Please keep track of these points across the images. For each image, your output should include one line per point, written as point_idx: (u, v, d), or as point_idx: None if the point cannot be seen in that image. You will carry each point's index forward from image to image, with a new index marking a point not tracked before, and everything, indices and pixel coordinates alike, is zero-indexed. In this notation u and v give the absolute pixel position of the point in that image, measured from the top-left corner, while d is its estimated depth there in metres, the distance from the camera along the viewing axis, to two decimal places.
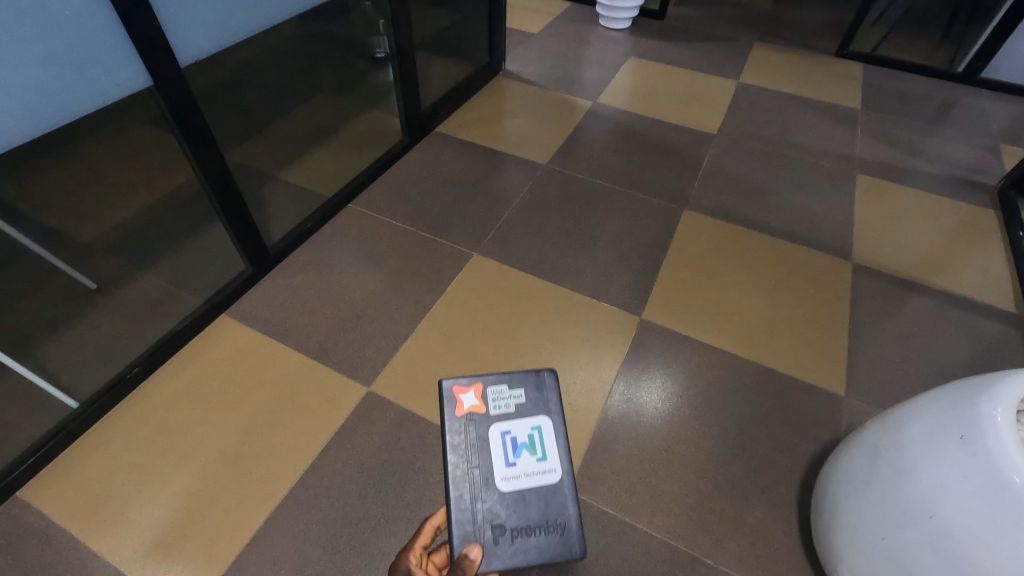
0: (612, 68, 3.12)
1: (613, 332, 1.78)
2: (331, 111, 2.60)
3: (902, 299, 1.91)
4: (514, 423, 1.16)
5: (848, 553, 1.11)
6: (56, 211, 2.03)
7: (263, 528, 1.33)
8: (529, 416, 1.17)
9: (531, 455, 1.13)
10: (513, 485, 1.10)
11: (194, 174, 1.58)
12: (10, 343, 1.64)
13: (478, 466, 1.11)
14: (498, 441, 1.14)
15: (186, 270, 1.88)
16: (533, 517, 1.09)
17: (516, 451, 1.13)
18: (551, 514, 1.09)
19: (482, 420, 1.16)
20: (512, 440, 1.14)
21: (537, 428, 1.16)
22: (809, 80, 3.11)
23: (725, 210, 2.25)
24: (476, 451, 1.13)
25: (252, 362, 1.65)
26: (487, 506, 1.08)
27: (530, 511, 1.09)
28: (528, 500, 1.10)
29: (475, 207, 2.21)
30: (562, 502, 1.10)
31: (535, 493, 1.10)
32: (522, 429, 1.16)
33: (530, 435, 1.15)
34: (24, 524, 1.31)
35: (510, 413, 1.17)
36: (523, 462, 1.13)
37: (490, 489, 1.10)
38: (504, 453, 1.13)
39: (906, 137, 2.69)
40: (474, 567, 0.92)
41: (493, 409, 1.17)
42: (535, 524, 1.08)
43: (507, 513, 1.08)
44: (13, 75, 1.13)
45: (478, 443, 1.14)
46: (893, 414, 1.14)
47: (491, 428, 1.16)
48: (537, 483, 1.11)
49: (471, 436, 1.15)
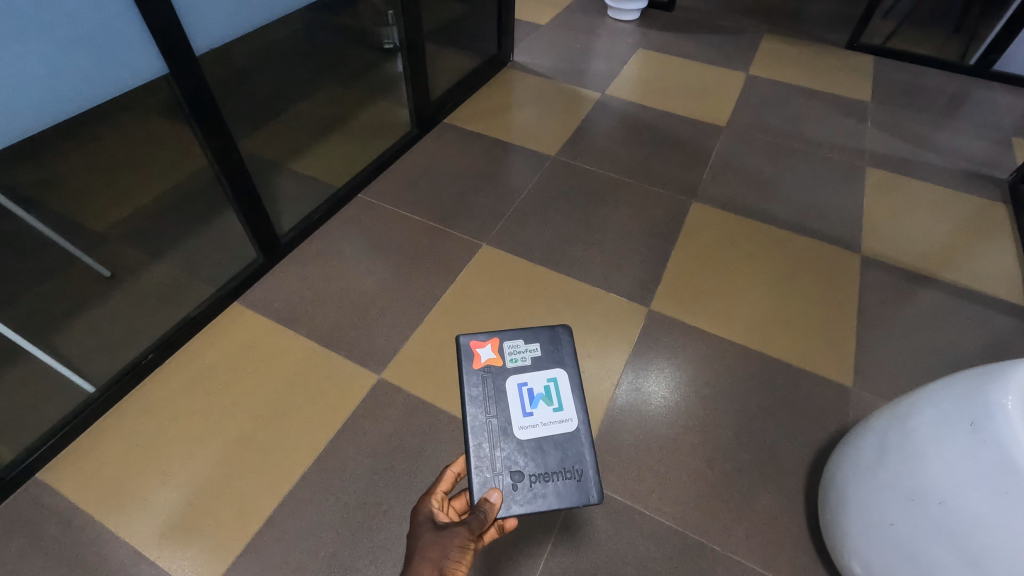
0: (620, 60, 3.11)
1: (621, 322, 1.79)
2: (341, 102, 2.62)
3: (911, 292, 1.91)
4: (529, 375, 1.24)
5: (856, 540, 1.11)
6: (70, 199, 2.05)
7: (277, 510, 1.35)
8: (545, 369, 1.25)
9: (548, 406, 1.20)
10: (530, 433, 1.17)
11: (208, 164, 1.60)
12: (28, 328, 1.67)
13: (496, 416, 1.18)
14: (515, 393, 1.21)
15: (199, 258, 1.90)
16: (551, 465, 1.15)
17: (533, 402, 1.21)
18: (569, 461, 1.15)
19: (499, 372, 1.24)
20: (528, 390, 1.22)
21: (553, 381, 1.24)
22: (819, 72, 3.09)
23: (734, 202, 2.25)
24: (493, 402, 1.20)
25: (265, 348, 1.67)
26: (506, 454, 1.14)
27: (548, 459, 1.15)
28: (545, 448, 1.16)
29: (484, 198, 2.22)
30: (579, 451, 1.16)
31: (552, 441, 1.17)
32: (539, 381, 1.23)
33: (546, 387, 1.23)
34: (43, 505, 1.34)
35: (527, 366, 1.25)
36: (541, 412, 1.19)
37: (508, 438, 1.16)
38: (521, 403, 1.19)
39: (917, 129, 2.68)
40: (494, 512, 0.98)
41: (509, 362, 1.25)
42: (553, 470, 1.14)
43: (525, 460, 1.14)
44: (30, 61, 1.15)
45: (496, 394, 1.21)
46: (901, 403, 1.15)
47: (508, 380, 1.23)
48: (555, 430, 1.18)
49: (488, 388, 1.22)
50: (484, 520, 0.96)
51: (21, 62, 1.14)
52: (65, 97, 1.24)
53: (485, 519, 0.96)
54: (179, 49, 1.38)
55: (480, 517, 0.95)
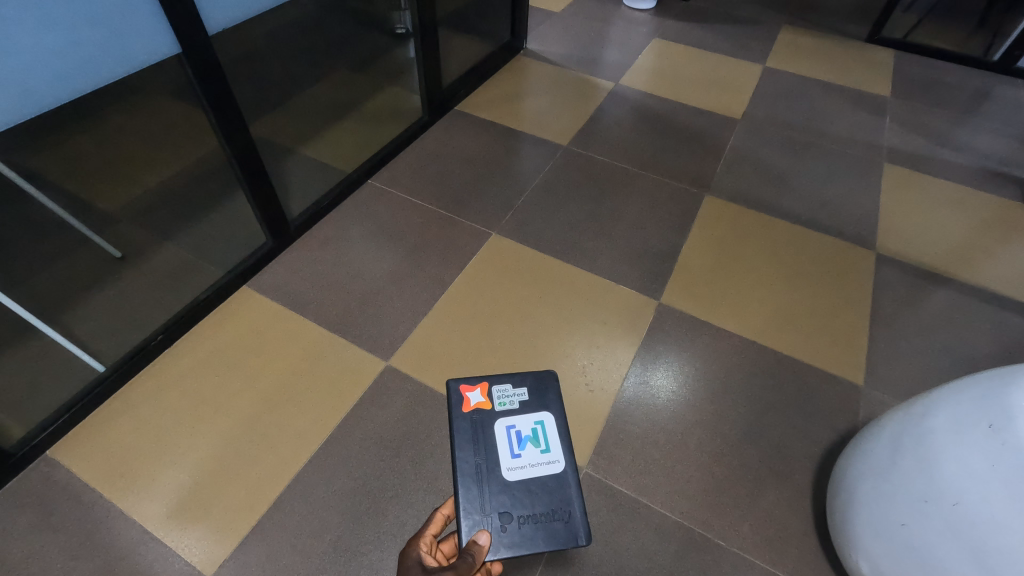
0: (635, 50, 3.06)
1: (631, 315, 1.78)
2: (351, 86, 2.60)
3: (927, 292, 1.88)
4: (517, 418, 1.29)
5: (866, 540, 1.10)
6: (80, 179, 2.05)
7: (283, 494, 1.36)
8: (532, 412, 1.30)
9: (536, 447, 1.25)
10: (517, 476, 1.20)
11: (218, 145, 1.59)
12: (39, 308, 1.68)
13: (484, 458, 1.22)
14: (502, 435, 1.25)
15: (209, 241, 1.90)
16: (539, 506, 1.18)
17: (521, 444, 1.25)
18: (557, 502, 1.19)
19: (488, 417, 1.28)
20: (516, 433, 1.26)
21: (540, 421, 1.29)
22: (837, 65, 3.03)
23: (747, 196, 2.21)
24: (480, 445, 1.24)
25: (273, 333, 1.67)
26: (494, 495, 1.17)
27: (537, 500, 1.18)
28: (534, 489, 1.19)
29: (494, 187, 2.20)
30: (566, 492, 1.20)
31: (539, 482, 1.20)
32: (526, 424, 1.28)
33: (533, 430, 1.28)
34: (53, 483, 1.35)
35: (515, 410, 1.30)
36: (527, 454, 1.23)
37: (495, 480, 1.19)
38: (509, 445, 1.24)
39: (936, 126, 2.63)
40: (482, 554, 0.95)
41: (498, 406, 1.30)
42: (541, 512, 1.17)
43: (514, 502, 1.17)
44: (42, 37, 1.13)
45: (484, 438, 1.25)
46: (915, 403, 1.13)
47: (496, 424, 1.27)
48: (543, 472, 1.22)
49: (477, 432, 1.26)
50: (472, 563, 0.92)
51: (33, 37, 1.12)
52: (76, 77, 1.22)
53: (473, 563, 0.93)
54: (192, 28, 1.37)
55: (468, 561, 0.92)
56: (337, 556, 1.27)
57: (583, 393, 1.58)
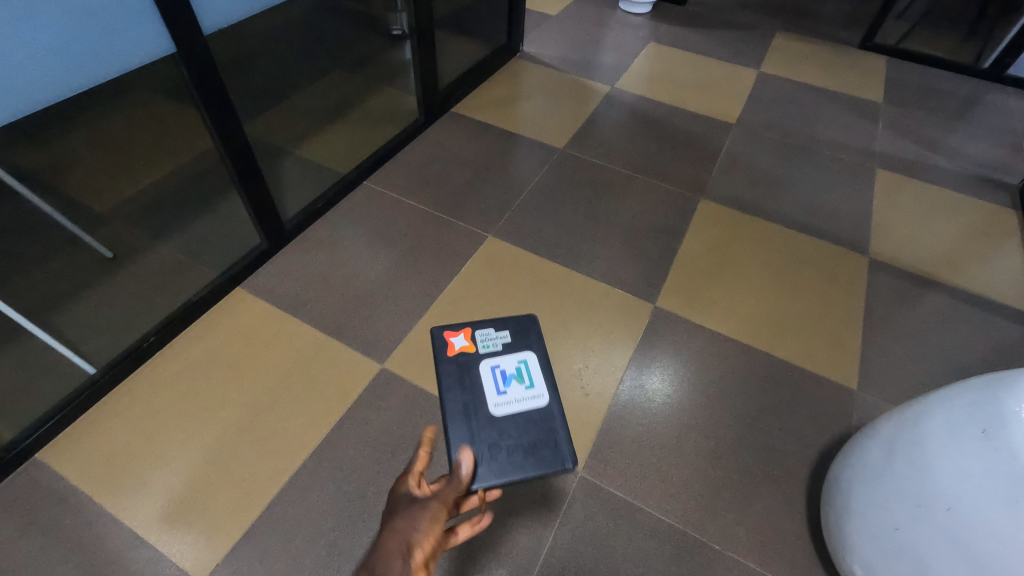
0: (631, 54, 3.07)
1: (627, 318, 1.78)
2: (347, 87, 2.59)
3: (919, 296, 1.90)
4: (501, 358, 1.24)
5: (858, 542, 1.11)
6: (72, 178, 2.03)
7: (276, 497, 1.35)
8: (515, 352, 1.25)
9: (520, 384, 1.20)
10: (503, 410, 1.14)
11: (213, 146, 1.58)
12: (29, 308, 1.66)
13: (469, 396, 1.17)
14: (486, 376, 1.20)
15: (202, 241, 1.89)
16: (528, 437, 1.12)
17: (506, 382, 1.20)
18: (544, 431, 1.13)
19: (472, 358, 1.23)
20: (501, 371, 1.21)
21: (524, 358, 1.24)
22: (830, 71, 3.06)
23: (741, 200, 2.23)
24: (465, 385, 1.18)
25: (268, 334, 1.66)
26: (482, 429, 1.12)
27: (524, 431, 1.12)
28: (521, 422, 1.14)
29: (490, 189, 2.19)
30: (553, 423, 1.15)
31: (526, 415, 1.15)
32: (510, 362, 1.23)
33: (518, 367, 1.22)
34: (42, 486, 1.33)
35: (498, 350, 1.25)
36: (512, 391, 1.18)
37: (482, 416, 1.13)
38: (494, 383, 1.18)
39: (927, 132, 2.65)
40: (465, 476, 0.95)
41: (482, 348, 1.25)
42: (529, 441, 1.11)
43: (502, 434, 1.11)
44: (35, 38, 1.12)
45: (469, 378, 1.19)
46: (909, 407, 1.13)
47: (481, 364, 1.22)
48: (528, 405, 1.16)
49: (461, 373, 1.20)
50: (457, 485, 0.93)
51: (25, 38, 1.11)
52: (71, 77, 1.22)
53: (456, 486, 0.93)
54: (187, 29, 1.36)
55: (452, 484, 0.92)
56: (331, 561, 1.26)
57: (578, 396, 1.58)
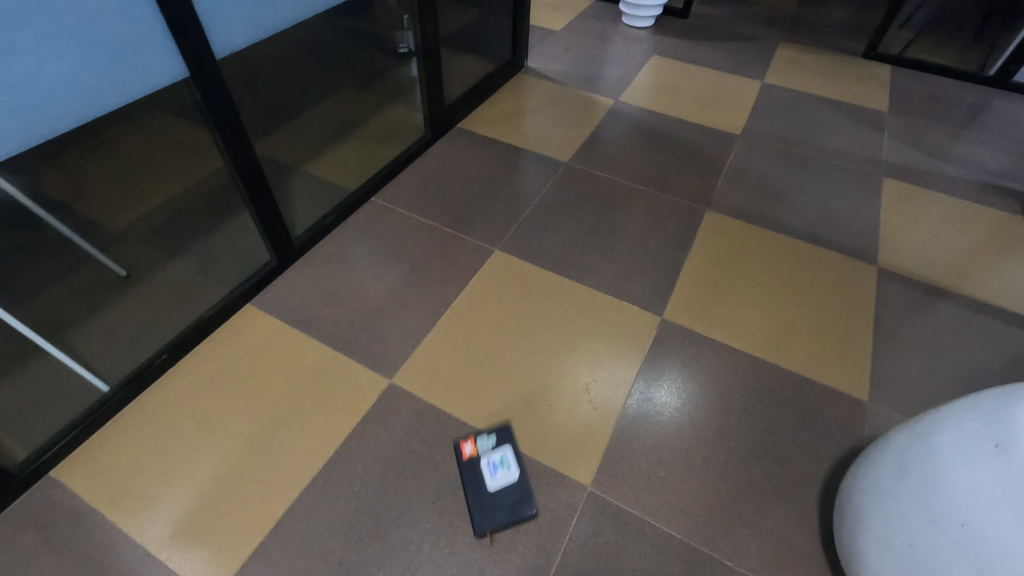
0: (635, 67, 3.10)
1: (633, 331, 1.78)
2: (355, 105, 2.63)
3: (929, 306, 1.88)
4: (489, 451, 1.45)
5: (872, 559, 1.09)
6: (87, 198, 2.08)
7: (286, 514, 1.35)
8: (499, 444, 1.46)
9: (504, 469, 1.42)
10: (493, 491, 1.39)
11: (224, 165, 1.61)
12: (45, 326, 1.69)
13: (469, 488, 1.39)
14: (481, 468, 1.42)
15: (213, 259, 1.92)
16: (510, 508, 1.37)
17: (494, 469, 1.41)
18: (518, 498, 1.39)
19: (470, 461, 1.43)
20: (490, 462, 1.42)
21: (505, 450, 1.46)
22: (834, 81, 3.07)
23: (747, 211, 2.23)
24: (464, 479, 1.40)
25: (277, 351, 1.67)
26: (478, 514, 1.35)
27: (506, 503, 1.38)
28: (505, 498, 1.38)
29: (496, 204, 2.21)
30: (526, 490, 1.41)
31: (506, 491, 1.39)
32: (495, 453, 1.44)
33: (501, 456, 1.44)
34: (56, 503, 1.35)
35: (487, 446, 1.46)
36: (500, 475, 1.40)
37: (480, 502, 1.37)
38: (486, 473, 1.40)
39: (934, 140, 2.65)
40: None
41: (476, 449, 1.45)
42: (511, 511, 1.37)
43: (493, 511, 1.36)
44: (58, 67, 1.17)
45: (468, 475, 1.41)
46: (919, 421, 1.12)
47: (475, 462, 1.43)
48: (507, 483, 1.40)
49: (463, 473, 1.41)
50: None
51: (48, 66, 1.15)
52: (91, 103, 1.26)
53: None
54: (199, 53, 1.41)
55: None
56: None
57: (585, 409, 1.58)
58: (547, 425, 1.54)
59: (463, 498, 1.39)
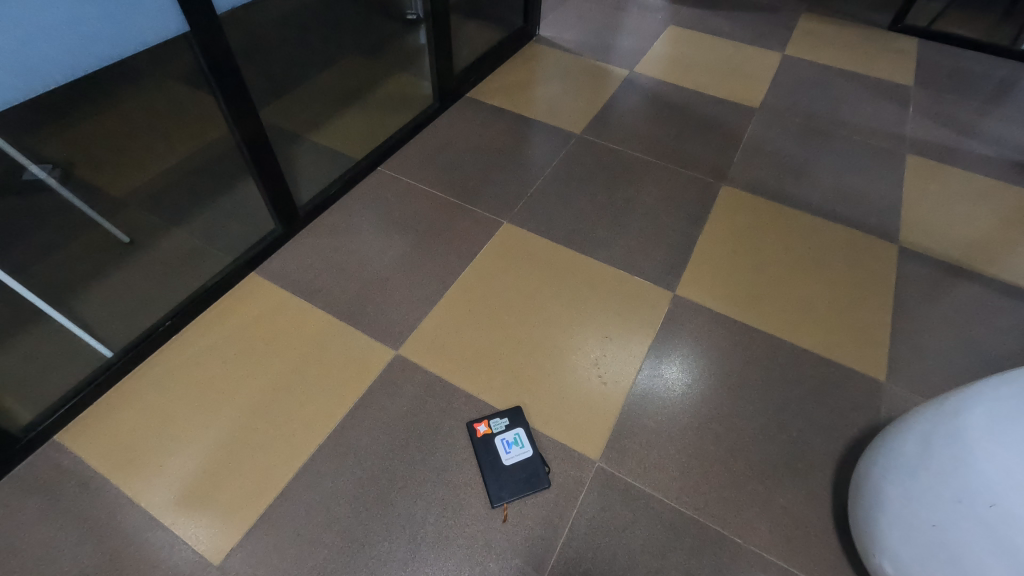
0: (650, 37, 2.99)
1: (645, 306, 1.74)
2: (361, 73, 2.55)
3: (951, 286, 1.82)
4: (501, 430, 1.42)
5: (891, 539, 1.07)
6: (89, 163, 2.03)
7: (291, 483, 1.34)
8: (512, 423, 1.44)
9: (517, 447, 1.39)
10: (507, 468, 1.36)
11: (227, 129, 1.56)
12: (47, 292, 1.67)
13: (482, 466, 1.36)
14: (494, 447, 1.39)
15: (217, 227, 1.88)
16: (524, 485, 1.34)
17: (508, 447, 1.39)
18: (533, 474, 1.36)
19: (483, 440, 1.41)
20: (503, 441, 1.40)
21: (519, 430, 1.43)
22: (858, 54, 2.95)
23: (765, 186, 2.16)
24: (477, 458, 1.38)
25: (283, 320, 1.65)
26: (491, 491, 1.32)
27: (521, 480, 1.35)
28: (520, 476, 1.35)
29: (505, 175, 2.16)
30: (541, 466, 1.38)
31: (522, 469, 1.36)
32: (507, 432, 1.42)
33: (515, 435, 1.41)
34: (60, 468, 1.34)
35: (500, 425, 1.43)
36: (513, 454, 1.38)
37: (493, 480, 1.34)
38: (499, 452, 1.38)
39: (960, 116, 2.55)
40: None
41: (489, 428, 1.43)
42: (525, 487, 1.34)
43: (506, 488, 1.33)
44: (42, 17, 1.16)
45: (481, 454, 1.38)
46: (946, 400, 1.08)
47: (488, 441, 1.40)
48: (521, 460, 1.37)
49: (476, 452, 1.39)
50: None
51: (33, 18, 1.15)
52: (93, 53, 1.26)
53: None
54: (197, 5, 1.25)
55: None
56: (344, 547, 1.25)
57: (595, 385, 1.55)
58: (555, 400, 1.51)
59: (470, 470, 1.37)
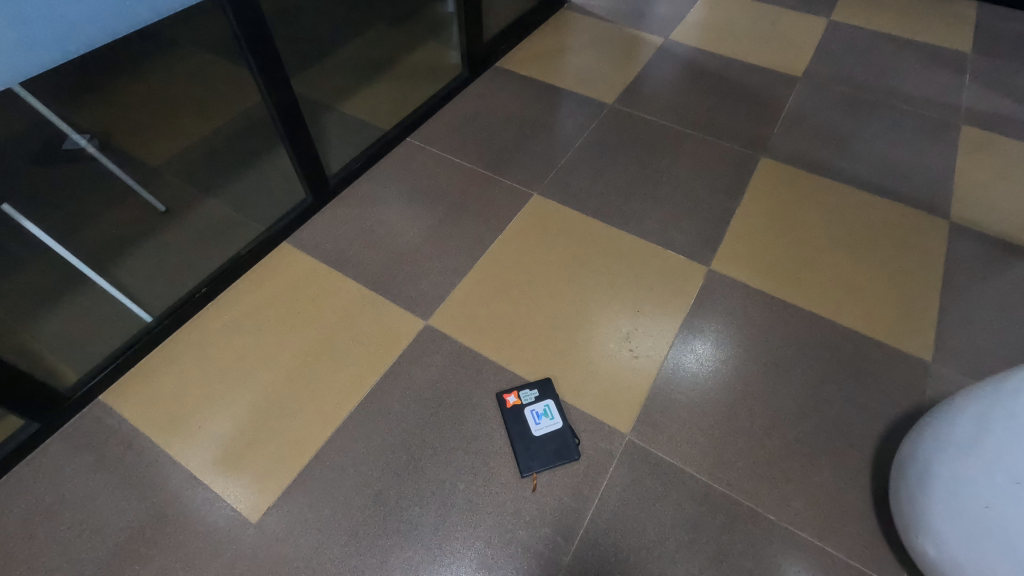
0: (687, 3, 2.86)
1: (679, 280, 1.70)
2: (390, 42, 2.51)
3: (1007, 265, 1.73)
4: (530, 402, 1.42)
5: (939, 522, 1.03)
6: (124, 132, 2.06)
7: (324, 447, 1.36)
8: (541, 395, 1.43)
9: (546, 418, 1.38)
10: (537, 439, 1.35)
11: (260, 98, 1.55)
12: (89, 258, 1.71)
13: (512, 436, 1.36)
14: (524, 418, 1.39)
15: (249, 196, 1.90)
16: (554, 456, 1.34)
17: (537, 419, 1.38)
18: (563, 445, 1.36)
19: (513, 411, 1.40)
20: (532, 413, 1.39)
21: (549, 402, 1.42)
22: (909, 18, 2.78)
23: (806, 158, 2.07)
24: (506, 429, 1.38)
25: (314, 289, 1.66)
26: (521, 461, 1.33)
27: (551, 451, 1.34)
28: (550, 447, 1.35)
29: (535, 146, 2.11)
30: (570, 438, 1.37)
31: (552, 440, 1.36)
32: (537, 404, 1.41)
33: (544, 407, 1.41)
34: (106, 426, 1.39)
35: (529, 397, 1.43)
36: (543, 425, 1.37)
37: (523, 450, 1.34)
38: (528, 423, 1.37)
39: (1021, 84, 2.38)
40: None
41: (518, 399, 1.42)
42: (555, 458, 1.34)
43: (536, 459, 1.33)
44: None
45: (511, 425, 1.38)
46: (1003, 379, 1.02)
47: (517, 413, 1.40)
48: (551, 432, 1.37)
49: (506, 423, 1.39)
50: None
51: None
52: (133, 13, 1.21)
53: None
54: None
55: None
56: (376, 510, 1.27)
57: (626, 359, 1.52)
58: (585, 372, 1.50)
59: (501, 441, 1.37)
